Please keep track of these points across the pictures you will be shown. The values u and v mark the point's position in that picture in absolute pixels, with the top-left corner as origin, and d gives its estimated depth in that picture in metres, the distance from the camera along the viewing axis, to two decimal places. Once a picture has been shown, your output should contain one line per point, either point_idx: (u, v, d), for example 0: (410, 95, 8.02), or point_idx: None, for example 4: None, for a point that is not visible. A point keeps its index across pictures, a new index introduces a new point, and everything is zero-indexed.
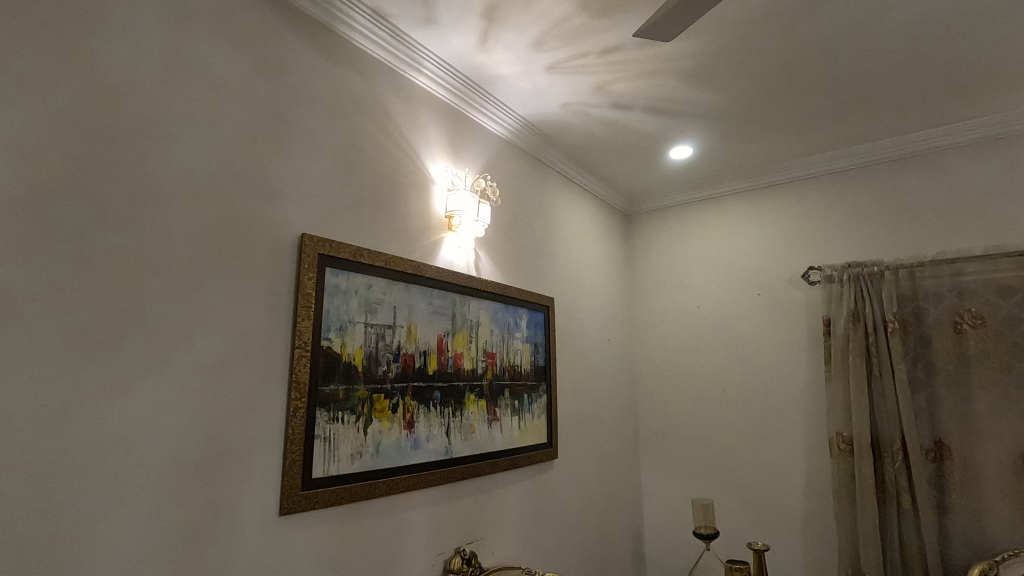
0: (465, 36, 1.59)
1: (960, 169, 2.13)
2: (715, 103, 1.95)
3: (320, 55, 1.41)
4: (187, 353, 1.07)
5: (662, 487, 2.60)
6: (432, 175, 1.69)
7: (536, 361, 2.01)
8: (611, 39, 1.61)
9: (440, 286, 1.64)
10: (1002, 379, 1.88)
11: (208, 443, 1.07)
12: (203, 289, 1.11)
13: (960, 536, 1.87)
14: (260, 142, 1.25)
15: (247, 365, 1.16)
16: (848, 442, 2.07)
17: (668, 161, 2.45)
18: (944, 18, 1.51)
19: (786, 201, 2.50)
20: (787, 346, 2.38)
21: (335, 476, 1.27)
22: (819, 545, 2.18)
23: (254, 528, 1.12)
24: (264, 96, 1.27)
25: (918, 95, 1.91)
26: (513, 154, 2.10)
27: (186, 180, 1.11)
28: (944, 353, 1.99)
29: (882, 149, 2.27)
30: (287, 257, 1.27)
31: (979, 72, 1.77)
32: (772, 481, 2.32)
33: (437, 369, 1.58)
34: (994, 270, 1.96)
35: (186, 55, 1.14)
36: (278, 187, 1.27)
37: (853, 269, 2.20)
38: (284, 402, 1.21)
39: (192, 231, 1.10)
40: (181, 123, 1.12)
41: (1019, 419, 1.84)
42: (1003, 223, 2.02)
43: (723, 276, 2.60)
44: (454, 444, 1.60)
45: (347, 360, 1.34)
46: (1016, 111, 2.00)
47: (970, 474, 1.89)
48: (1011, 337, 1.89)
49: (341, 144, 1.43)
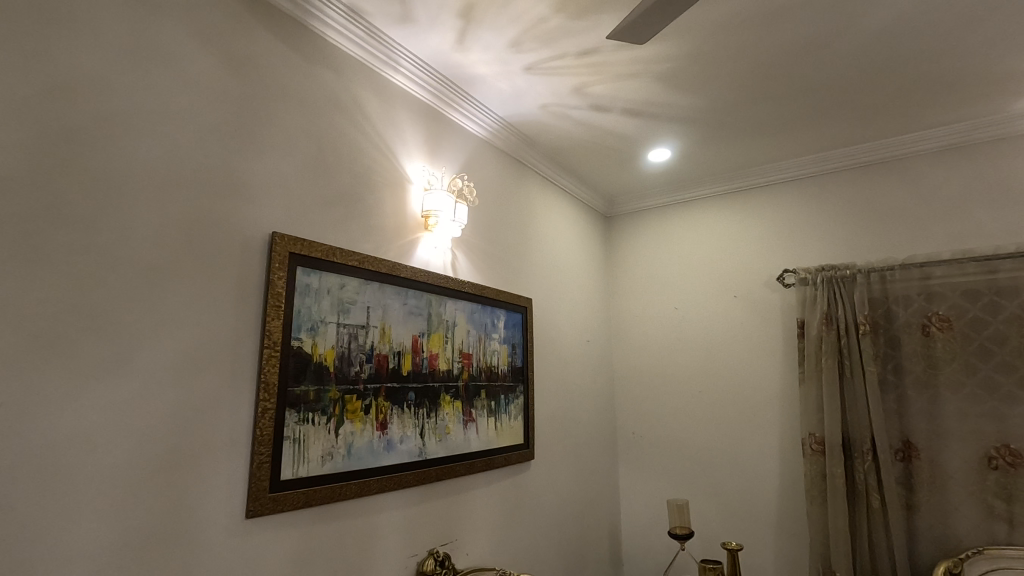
0: (442, 35, 1.58)
1: (929, 175, 2.18)
2: (691, 106, 1.97)
3: (293, 51, 1.39)
4: (150, 353, 1.04)
5: (639, 488, 2.62)
6: (408, 174, 1.68)
7: (513, 362, 2.01)
8: (588, 41, 1.62)
9: (415, 286, 1.63)
10: (967, 380, 1.93)
11: (172, 445, 1.05)
12: (169, 286, 1.08)
13: (927, 534, 1.92)
14: (229, 137, 1.22)
15: (212, 365, 1.13)
16: (821, 442, 2.11)
17: (647, 163, 2.47)
18: (911, 26, 1.55)
19: (762, 205, 2.53)
20: (763, 347, 2.41)
21: (305, 478, 1.25)
22: (791, 545, 2.21)
23: (220, 531, 1.10)
24: (235, 91, 1.25)
25: (889, 102, 1.95)
26: (491, 154, 2.09)
27: (150, 176, 1.08)
28: (912, 355, 2.03)
29: (856, 154, 2.31)
30: (258, 255, 1.24)
31: (948, 79, 1.81)
32: (746, 481, 2.35)
33: (412, 370, 1.57)
34: (961, 274, 2.01)
35: (152, 48, 1.12)
36: (248, 183, 1.25)
37: (827, 272, 2.24)
38: (253, 403, 1.19)
39: (156, 228, 1.08)
40: (148, 119, 1.09)
41: (983, 420, 1.89)
42: (969, 228, 2.07)
43: (700, 279, 2.62)
44: (428, 445, 1.58)
45: (318, 360, 1.32)
46: (984, 119, 2.05)
47: (937, 473, 1.93)
48: (976, 339, 1.94)
49: (314, 141, 1.41)
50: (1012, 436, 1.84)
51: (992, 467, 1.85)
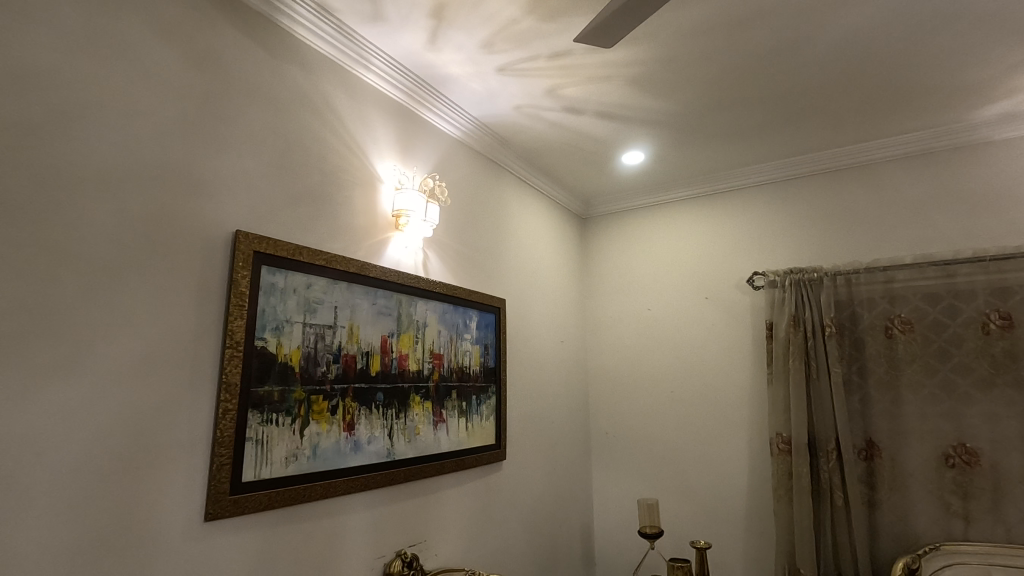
0: (413, 35, 1.58)
1: (893, 181, 2.24)
2: (663, 110, 1.99)
3: (259, 46, 1.37)
4: (104, 353, 1.02)
5: (611, 488, 2.64)
6: (379, 173, 1.67)
7: (485, 362, 2.01)
8: (560, 44, 1.63)
9: (384, 286, 1.62)
10: (927, 381, 1.99)
11: (127, 447, 1.03)
12: (126, 285, 1.06)
13: (888, 531, 1.96)
14: (191, 133, 1.20)
15: (170, 364, 1.11)
16: (787, 442, 2.15)
17: (621, 165, 2.49)
18: (872, 36, 1.59)
19: (733, 208, 2.57)
20: (733, 348, 2.45)
21: (267, 479, 1.23)
22: (758, 543, 2.25)
23: (177, 534, 1.07)
24: (198, 87, 1.23)
25: (855, 108, 1.99)
26: (465, 154, 2.09)
27: (107, 172, 1.06)
28: (876, 356, 2.08)
29: (824, 159, 2.36)
30: (220, 253, 1.22)
31: (910, 88, 1.86)
32: (715, 480, 2.39)
33: (380, 371, 1.56)
34: (922, 277, 2.06)
35: (111, 41, 1.09)
36: (210, 180, 1.22)
37: (795, 275, 2.28)
38: (213, 403, 1.17)
39: (112, 225, 1.05)
40: (106, 113, 1.07)
41: (941, 420, 1.95)
42: (930, 233, 2.13)
43: (673, 282, 2.65)
44: (397, 446, 1.58)
45: (283, 360, 1.30)
46: (945, 127, 2.11)
47: (897, 471, 1.98)
48: (936, 341, 2.00)
49: (280, 138, 1.39)
50: (967, 435, 1.90)
51: (949, 465, 1.91)
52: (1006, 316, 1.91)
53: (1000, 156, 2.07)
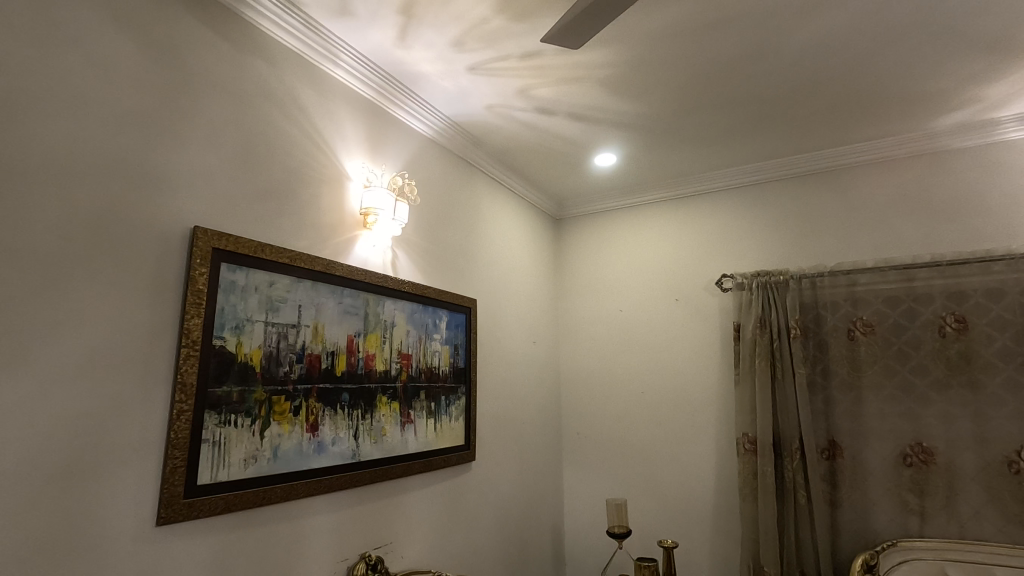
0: (383, 31, 1.56)
1: (857, 187, 2.29)
2: (634, 113, 2.01)
3: (222, 39, 1.34)
4: (48, 352, 0.98)
5: (581, 488, 2.65)
6: (347, 171, 1.65)
7: (454, 363, 2.00)
8: (530, 44, 1.63)
9: (350, 285, 1.59)
10: (887, 382, 2.04)
11: (72, 450, 0.99)
12: (74, 282, 1.02)
13: (849, 528, 2.01)
14: (147, 126, 1.17)
15: (121, 363, 1.07)
16: (753, 442, 2.18)
17: (593, 167, 2.50)
18: (836, 44, 1.62)
19: (703, 212, 2.60)
20: (702, 349, 2.48)
21: (225, 482, 1.20)
22: (724, 542, 2.28)
23: (126, 540, 1.04)
24: (156, 79, 1.19)
25: (820, 115, 2.03)
26: (436, 153, 2.08)
27: (55, 164, 1.02)
28: (839, 357, 2.13)
29: (792, 164, 2.41)
30: (177, 249, 1.18)
31: (873, 96, 1.91)
32: (683, 480, 2.41)
33: (346, 371, 1.54)
34: (883, 281, 2.12)
35: (62, 28, 1.05)
36: (168, 175, 1.19)
37: (762, 278, 2.32)
38: (168, 404, 1.13)
39: (60, 220, 1.01)
40: (56, 104, 1.03)
41: (899, 420, 2.00)
42: (891, 238, 2.19)
43: (644, 283, 2.68)
44: (362, 447, 1.56)
45: (243, 359, 1.27)
46: (906, 135, 2.17)
47: (858, 470, 2.03)
48: (895, 343, 2.06)
49: (243, 133, 1.36)
50: (924, 435, 1.96)
51: (907, 464, 1.97)
52: (961, 320, 1.97)
53: (957, 165, 2.14)
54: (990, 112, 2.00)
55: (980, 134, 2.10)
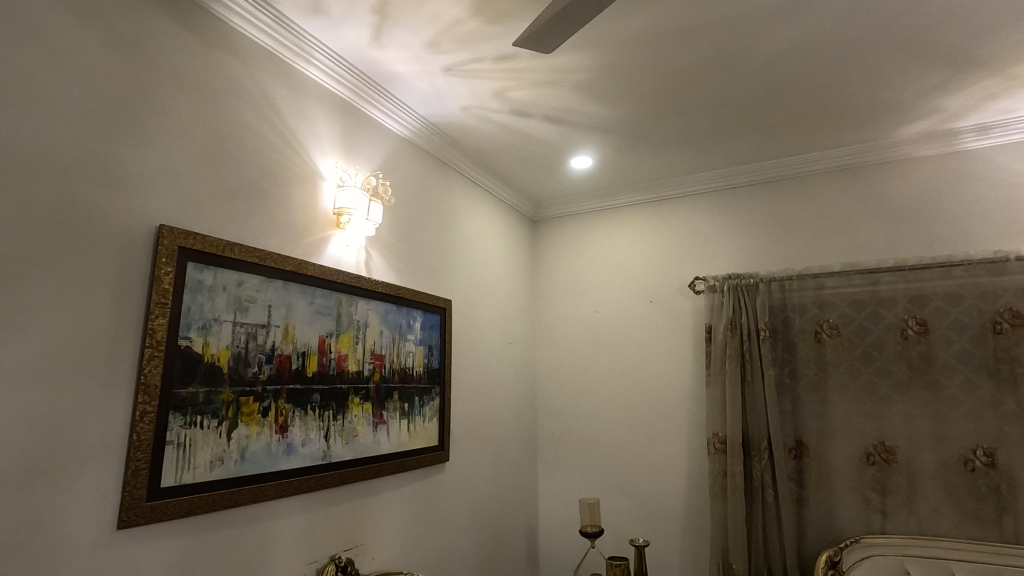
0: (357, 31, 1.55)
1: (826, 193, 2.35)
2: (609, 116, 2.03)
3: (191, 35, 1.32)
4: (5, 354, 0.95)
5: (556, 487, 2.67)
6: (320, 170, 1.63)
7: (429, 363, 2.00)
8: (505, 47, 1.64)
9: (322, 285, 1.58)
10: (852, 383, 2.10)
11: (29, 452, 0.97)
12: (32, 282, 1.00)
13: (814, 526, 2.06)
14: (112, 123, 1.14)
15: (82, 363, 1.05)
16: (723, 442, 2.22)
17: (570, 169, 2.52)
18: (802, 53, 1.67)
19: (678, 215, 2.64)
20: (675, 350, 2.51)
21: (190, 484, 1.19)
22: (695, 540, 2.32)
23: (86, 544, 1.02)
24: (121, 75, 1.17)
25: (790, 122, 2.08)
26: (412, 153, 2.07)
27: (12, 161, 0.99)
28: (806, 358, 2.19)
29: (763, 170, 2.46)
30: (141, 248, 1.16)
31: (840, 105, 1.96)
32: (655, 479, 2.45)
33: (317, 371, 1.53)
34: (849, 284, 2.17)
35: (21, 21, 1.03)
36: (134, 173, 1.17)
37: (733, 280, 2.36)
38: (131, 405, 1.11)
39: (18, 218, 0.99)
40: (16, 99, 1.01)
41: (864, 420, 2.06)
42: (857, 243, 2.25)
43: (620, 285, 2.71)
44: (334, 448, 1.55)
45: (210, 360, 1.25)
46: (872, 143, 2.24)
47: (824, 469, 2.09)
48: (860, 345, 2.12)
49: (212, 131, 1.34)
50: (886, 435, 2.02)
51: (870, 462, 2.02)
52: (922, 323, 2.04)
53: (919, 172, 2.21)
54: (950, 122, 2.07)
55: (941, 142, 2.17)
